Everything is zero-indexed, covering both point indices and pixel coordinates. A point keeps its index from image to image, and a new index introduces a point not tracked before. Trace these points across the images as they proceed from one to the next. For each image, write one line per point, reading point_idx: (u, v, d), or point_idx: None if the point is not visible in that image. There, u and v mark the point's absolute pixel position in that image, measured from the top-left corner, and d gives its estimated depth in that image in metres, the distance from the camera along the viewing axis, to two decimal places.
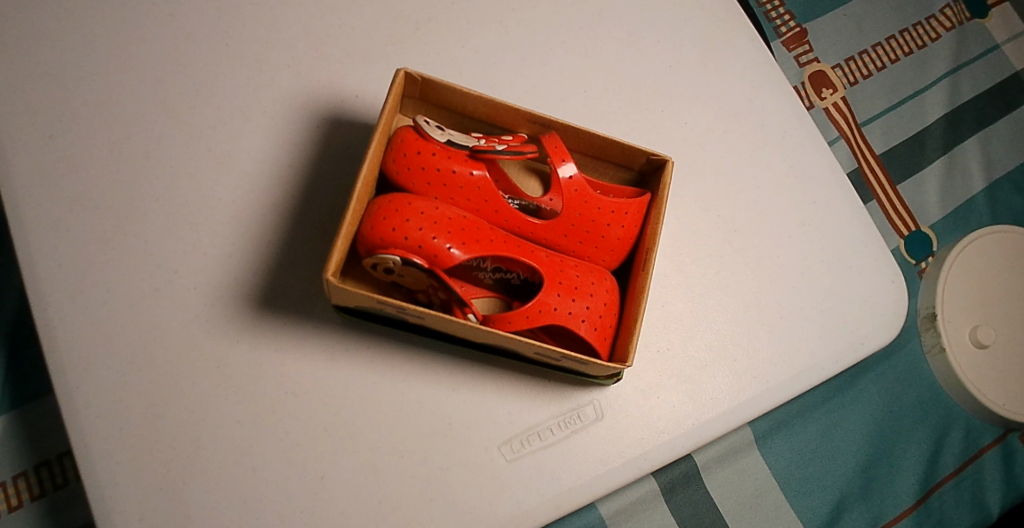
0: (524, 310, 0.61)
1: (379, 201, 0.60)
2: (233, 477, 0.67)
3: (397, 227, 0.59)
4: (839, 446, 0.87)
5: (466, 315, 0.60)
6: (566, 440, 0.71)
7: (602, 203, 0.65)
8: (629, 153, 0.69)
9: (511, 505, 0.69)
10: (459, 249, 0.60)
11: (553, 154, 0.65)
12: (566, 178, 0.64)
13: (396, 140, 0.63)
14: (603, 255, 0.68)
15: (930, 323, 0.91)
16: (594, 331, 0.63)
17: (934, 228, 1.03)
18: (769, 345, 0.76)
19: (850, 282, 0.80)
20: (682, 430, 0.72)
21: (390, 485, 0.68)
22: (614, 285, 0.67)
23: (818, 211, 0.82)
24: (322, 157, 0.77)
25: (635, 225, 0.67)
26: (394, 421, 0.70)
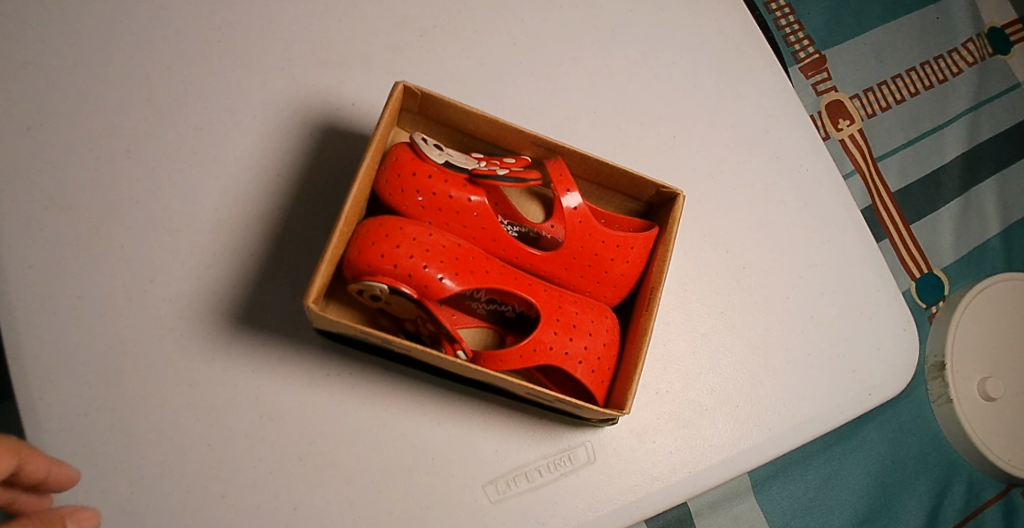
0: (518, 348, 0.57)
1: (369, 224, 0.56)
2: (198, 504, 0.63)
3: (386, 253, 0.55)
4: (838, 496, 0.83)
5: (455, 351, 0.56)
6: (555, 482, 0.67)
7: (608, 236, 0.61)
8: (637, 184, 0.65)
9: None
10: (452, 280, 0.56)
11: (558, 182, 0.61)
12: (571, 208, 0.60)
13: (390, 159, 0.59)
14: (604, 291, 0.64)
15: (939, 372, 0.87)
16: (590, 374, 0.60)
17: (947, 270, 0.99)
18: (773, 391, 0.72)
19: (862, 328, 0.76)
20: (678, 478, 0.68)
21: (366, 521, 0.64)
22: (614, 323, 0.63)
23: (831, 251, 0.78)
24: (314, 166, 0.73)
25: (640, 261, 0.63)
26: (374, 453, 0.66)
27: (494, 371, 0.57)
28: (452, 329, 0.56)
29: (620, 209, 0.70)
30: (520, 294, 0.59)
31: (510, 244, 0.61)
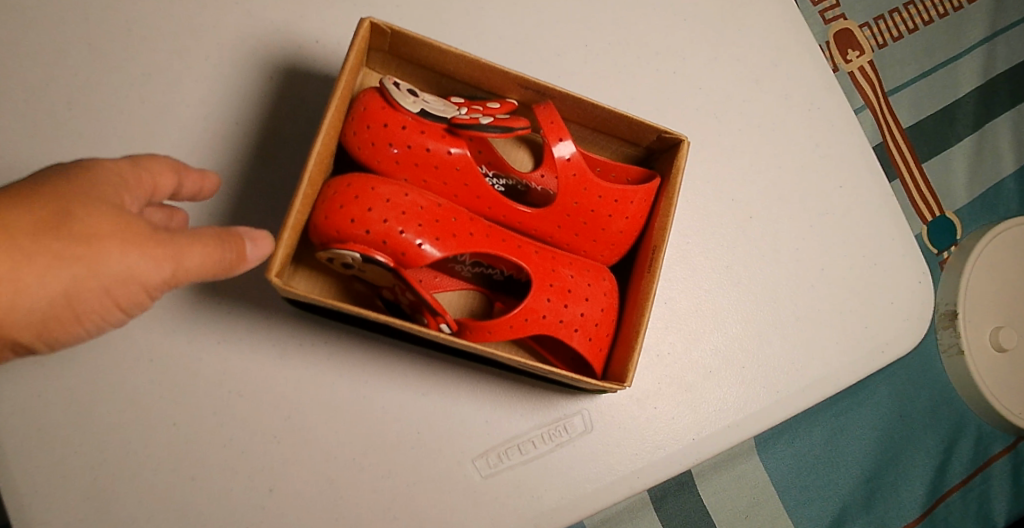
0: (509, 319, 0.52)
1: (336, 185, 0.50)
2: (168, 487, 0.59)
3: (357, 218, 0.48)
4: (843, 452, 0.81)
5: (438, 324, 0.51)
6: (551, 454, 0.63)
7: (605, 190, 0.55)
8: (636, 128, 0.58)
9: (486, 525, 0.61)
10: (433, 245, 0.50)
11: (548, 129, 0.53)
12: (563, 159, 0.53)
13: (358, 108, 0.51)
14: (601, 250, 0.58)
15: (950, 321, 0.83)
16: (587, 342, 0.55)
17: (959, 213, 0.94)
18: (781, 350, 0.68)
19: (875, 280, 0.71)
20: (680, 446, 0.64)
21: (349, 500, 0.60)
22: (613, 285, 0.58)
23: (843, 199, 0.72)
24: (274, 114, 0.65)
25: (640, 215, 0.57)
26: (355, 428, 0.61)
27: (482, 344, 0.52)
28: (434, 300, 0.50)
29: (618, 155, 0.64)
30: (508, 258, 0.53)
31: (497, 202, 0.54)
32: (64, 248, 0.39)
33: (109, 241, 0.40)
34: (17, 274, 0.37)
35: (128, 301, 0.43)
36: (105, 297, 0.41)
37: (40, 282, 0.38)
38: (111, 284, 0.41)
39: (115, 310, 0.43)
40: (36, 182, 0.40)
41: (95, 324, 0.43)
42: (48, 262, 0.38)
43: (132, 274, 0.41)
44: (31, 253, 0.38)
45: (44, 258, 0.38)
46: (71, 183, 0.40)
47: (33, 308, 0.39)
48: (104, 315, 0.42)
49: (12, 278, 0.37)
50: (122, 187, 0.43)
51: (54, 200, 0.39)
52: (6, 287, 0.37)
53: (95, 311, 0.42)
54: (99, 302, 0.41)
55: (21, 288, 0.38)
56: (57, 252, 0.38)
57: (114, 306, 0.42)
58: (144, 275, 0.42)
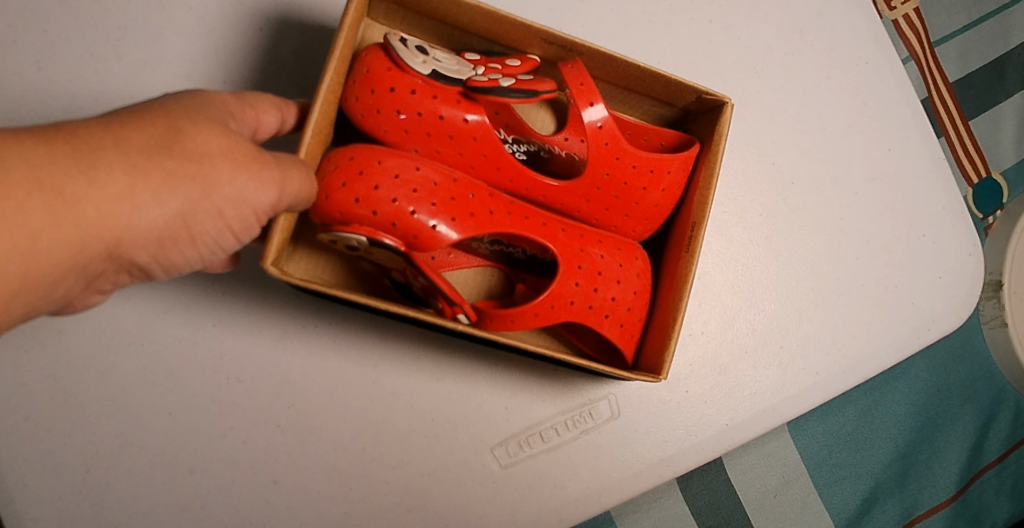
0: (533, 307, 0.46)
1: (338, 158, 0.44)
2: (165, 480, 0.53)
3: (362, 197, 0.43)
4: (877, 428, 0.78)
5: (454, 314, 0.46)
6: (576, 441, 0.59)
7: (640, 160, 0.49)
8: (673, 88, 0.52)
9: (508, 517, 0.57)
10: (448, 226, 0.45)
11: (577, 92, 0.47)
12: (594, 126, 0.47)
13: (360, 69, 0.45)
14: (634, 226, 0.52)
15: (994, 292, 0.78)
16: (618, 329, 0.50)
17: (1006, 174, 0.87)
18: (821, 328, 0.63)
19: (924, 252, 0.66)
20: (713, 431, 0.60)
21: (359, 493, 0.55)
22: (646, 264, 0.52)
23: (892, 162, 0.66)
24: (266, 71, 0.58)
25: (678, 187, 0.51)
26: (364, 416, 0.56)
27: (504, 333, 0.47)
28: (450, 288, 0.45)
29: (649, 116, 0.57)
30: (532, 238, 0.48)
31: (519, 174, 0.48)
32: (174, 164, 0.35)
33: (218, 158, 0.36)
34: (131, 189, 0.33)
35: (237, 226, 0.39)
36: (216, 220, 0.37)
37: (153, 199, 0.34)
38: (221, 204, 0.37)
39: (224, 237, 0.39)
40: (137, 107, 0.36)
41: (205, 251, 0.39)
42: (161, 178, 0.34)
43: (242, 194, 0.37)
44: (144, 167, 0.34)
45: (156, 175, 0.34)
46: (173, 105, 0.37)
47: (146, 229, 0.35)
48: (217, 239, 0.38)
49: (125, 194, 0.33)
50: (221, 114, 0.40)
51: (160, 119, 0.36)
52: (120, 204, 0.33)
53: (208, 234, 0.38)
54: (211, 223, 0.37)
55: (135, 206, 0.34)
56: (169, 168, 0.35)
57: (225, 231, 0.38)
58: (253, 197, 0.38)
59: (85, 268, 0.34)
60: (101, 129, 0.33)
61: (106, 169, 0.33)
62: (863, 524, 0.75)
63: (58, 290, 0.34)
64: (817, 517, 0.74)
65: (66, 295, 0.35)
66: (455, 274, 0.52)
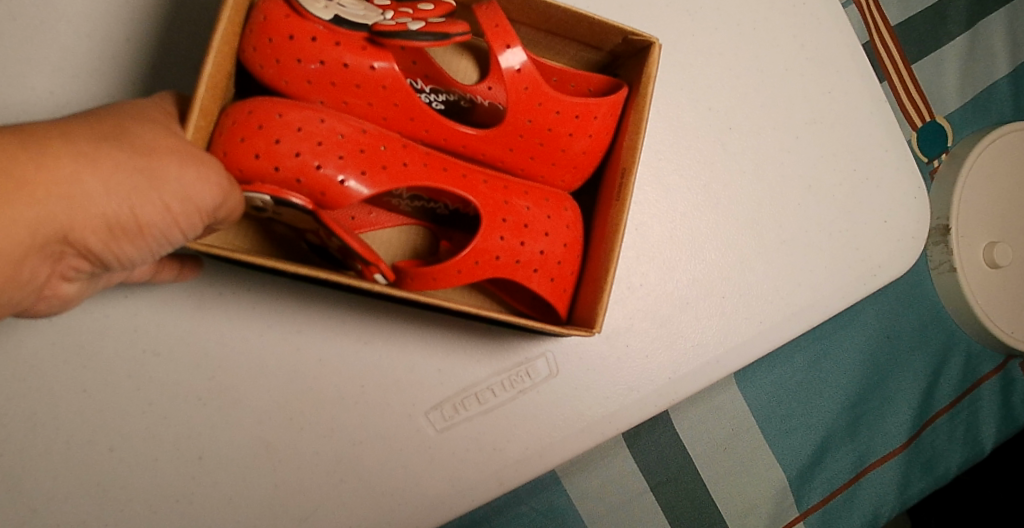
0: (456, 263, 0.44)
1: (234, 113, 0.40)
2: (82, 461, 0.51)
3: (262, 153, 0.39)
4: (828, 377, 0.78)
5: (372, 277, 0.42)
6: (514, 400, 0.57)
7: (563, 105, 0.46)
8: (597, 29, 0.50)
9: (448, 481, 0.55)
10: (359, 182, 0.41)
11: (493, 35, 0.45)
12: (513, 71, 0.45)
13: (257, 16, 0.41)
14: (561, 175, 0.50)
15: (942, 236, 0.78)
16: (549, 283, 0.48)
17: (949, 119, 0.87)
18: (764, 276, 0.62)
19: (865, 196, 0.65)
20: (655, 387, 0.59)
21: (291, 465, 0.53)
22: (576, 215, 0.51)
23: (832, 104, 0.65)
24: (172, 15, 0.53)
25: (605, 133, 0.49)
26: (292, 385, 0.54)
27: (427, 292, 0.45)
28: (365, 246, 0.41)
29: (575, 61, 0.56)
30: (452, 191, 0.45)
31: (435, 123, 0.46)
32: (121, 158, 0.33)
33: (165, 154, 0.34)
34: (79, 176, 0.31)
35: (188, 224, 0.36)
36: (165, 214, 0.34)
37: (99, 187, 0.32)
38: (170, 197, 0.34)
39: (176, 235, 0.35)
40: (86, 117, 0.35)
41: (157, 250, 0.36)
42: (109, 167, 0.32)
43: (189, 188, 0.34)
44: (90, 157, 0.32)
45: (103, 164, 0.32)
46: (118, 114, 0.36)
47: (92, 219, 0.32)
48: (168, 236, 0.35)
49: (70, 179, 0.31)
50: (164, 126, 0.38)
51: (107, 124, 0.34)
52: (70, 190, 0.31)
53: (159, 230, 0.35)
54: (161, 219, 0.34)
55: (85, 194, 0.31)
56: (116, 160, 0.33)
57: (176, 230, 0.35)
58: (201, 190, 0.35)
59: (37, 259, 0.31)
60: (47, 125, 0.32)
61: (54, 156, 0.31)
62: (815, 474, 0.76)
63: (10, 284, 0.31)
64: (768, 470, 0.74)
65: (18, 292, 0.32)
66: (376, 233, 0.49)
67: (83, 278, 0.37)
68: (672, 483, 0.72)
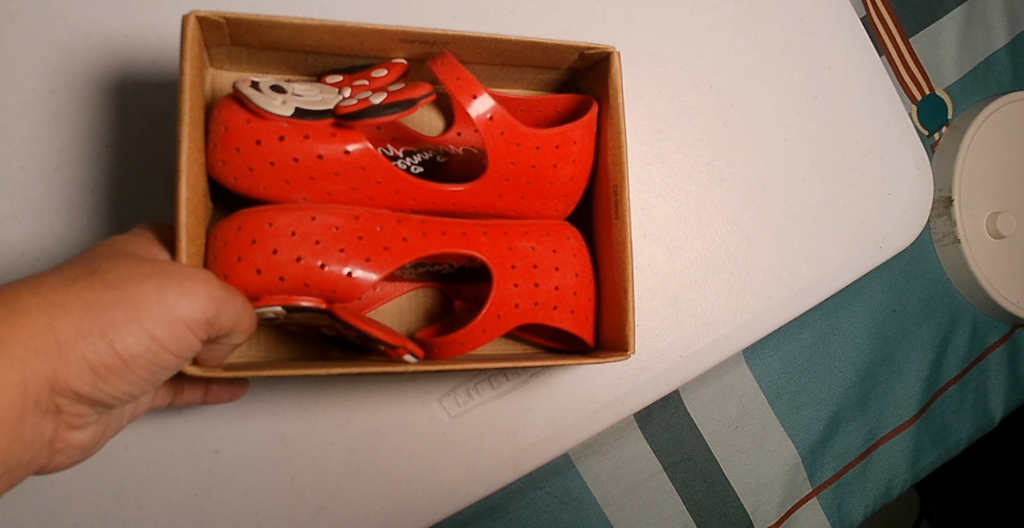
0: (477, 321, 0.41)
1: (224, 231, 0.38)
2: (30, 501, 0.44)
3: (263, 267, 0.38)
4: (836, 352, 0.76)
5: (400, 355, 0.40)
6: (528, 384, 0.50)
7: (540, 139, 0.42)
8: (552, 52, 0.45)
9: (438, 490, 0.49)
10: (365, 269, 0.40)
11: (456, 88, 0.40)
12: (484, 119, 0.41)
13: (216, 129, 0.39)
14: (554, 205, 0.46)
15: (945, 209, 0.77)
16: (571, 316, 0.44)
17: (949, 91, 0.85)
18: (771, 253, 0.56)
19: (869, 172, 0.59)
20: (666, 366, 0.52)
21: (265, 495, 0.47)
22: (580, 240, 0.46)
23: (832, 80, 0.59)
24: (119, 27, 0.47)
25: (588, 154, 0.45)
26: (265, 405, 0.47)
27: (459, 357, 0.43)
28: (387, 331, 0.39)
29: (538, 85, 0.51)
30: (458, 253, 0.43)
31: (421, 190, 0.42)
32: (95, 295, 0.31)
33: (142, 278, 0.32)
34: (53, 325, 0.30)
35: (178, 345, 0.33)
36: (149, 342, 0.32)
37: (76, 331, 0.30)
38: (151, 324, 0.32)
39: (167, 358, 0.33)
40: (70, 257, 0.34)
41: (151, 375, 0.34)
42: (83, 309, 0.30)
43: (171, 309, 0.32)
44: (62, 302, 0.30)
45: (77, 307, 0.30)
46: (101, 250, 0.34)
47: (73, 364, 0.31)
48: (158, 361, 0.33)
49: (43, 332, 0.29)
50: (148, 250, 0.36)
51: (85, 263, 0.33)
52: (46, 341, 0.30)
53: (147, 358, 0.33)
54: (148, 347, 0.32)
55: (62, 342, 0.30)
56: (89, 299, 0.31)
57: (167, 354, 0.33)
58: (185, 309, 0.32)
59: (30, 417, 0.31)
60: (20, 279, 0.30)
61: (25, 309, 0.29)
62: (826, 449, 0.73)
63: (12, 446, 0.31)
64: (781, 447, 0.71)
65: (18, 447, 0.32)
66: (386, 307, 0.48)
67: (94, 420, 0.38)
68: (685, 463, 0.69)
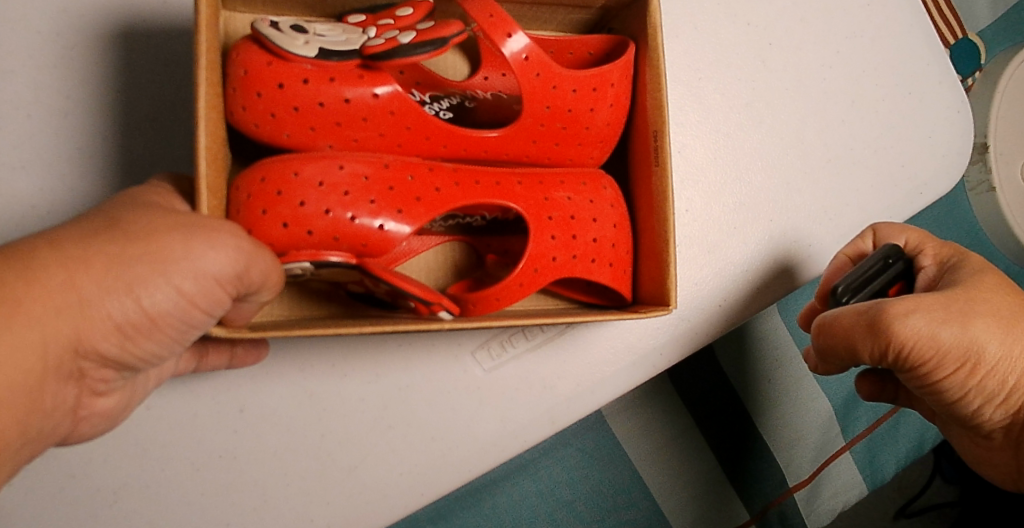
0: (515, 277, 0.39)
1: (248, 182, 0.36)
2: (57, 462, 0.43)
3: (290, 220, 0.36)
4: None
5: (435, 312, 0.38)
6: (563, 335, 0.49)
7: (578, 81, 0.40)
8: None
9: (473, 448, 0.48)
10: (397, 221, 0.37)
11: (489, 26, 0.37)
12: (519, 59, 0.38)
13: (237, 71, 0.36)
14: (590, 153, 0.43)
15: (981, 155, 0.74)
16: (610, 270, 0.42)
17: (983, 34, 0.81)
18: (811, 199, 0.53)
19: (913, 113, 0.56)
20: (706, 317, 0.50)
21: (295, 454, 0.46)
22: (617, 190, 0.44)
23: (874, 16, 0.56)
24: None
25: (625, 98, 0.43)
26: (293, 365, 0.46)
27: (493, 313, 0.40)
28: (422, 288, 0.37)
29: (566, 28, 0.48)
30: (492, 203, 0.40)
31: (452, 137, 0.40)
32: (118, 250, 0.29)
33: (167, 232, 0.30)
34: (74, 283, 0.28)
35: (207, 302, 0.31)
36: (176, 298, 0.30)
37: (98, 287, 0.28)
38: (178, 279, 0.30)
39: (195, 317, 0.31)
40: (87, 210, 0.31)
41: (178, 335, 0.32)
42: (105, 265, 0.28)
43: (198, 263, 0.30)
44: (83, 258, 0.28)
45: (98, 263, 0.28)
46: (118, 202, 0.32)
47: (97, 324, 0.29)
48: (186, 320, 0.31)
49: (65, 289, 0.28)
50: (167, 201, 0.34)
51: (102, 215, 0.30)
52: (68, 299, 0.28)
53: (174, 317, 0.31)
54: (176, 305, 0.30)
55: (85, 300, 0.28)
56: (112, 254, 0.29)
57: (195, 312, 0.31)
58: (212, 263, 0.30)
59: (52, 381, 0.29)
60: (37, 236, 0.28)
61: (44, 267, 0.27)
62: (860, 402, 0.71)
63: (38, 414, 0.30)
64: (812, 400, 0.70)
65: (46, 415, 0.31)
66: (414, 261, 0.45)
67: (119, 386, 0.36)
68: (717, 417, 0.68)
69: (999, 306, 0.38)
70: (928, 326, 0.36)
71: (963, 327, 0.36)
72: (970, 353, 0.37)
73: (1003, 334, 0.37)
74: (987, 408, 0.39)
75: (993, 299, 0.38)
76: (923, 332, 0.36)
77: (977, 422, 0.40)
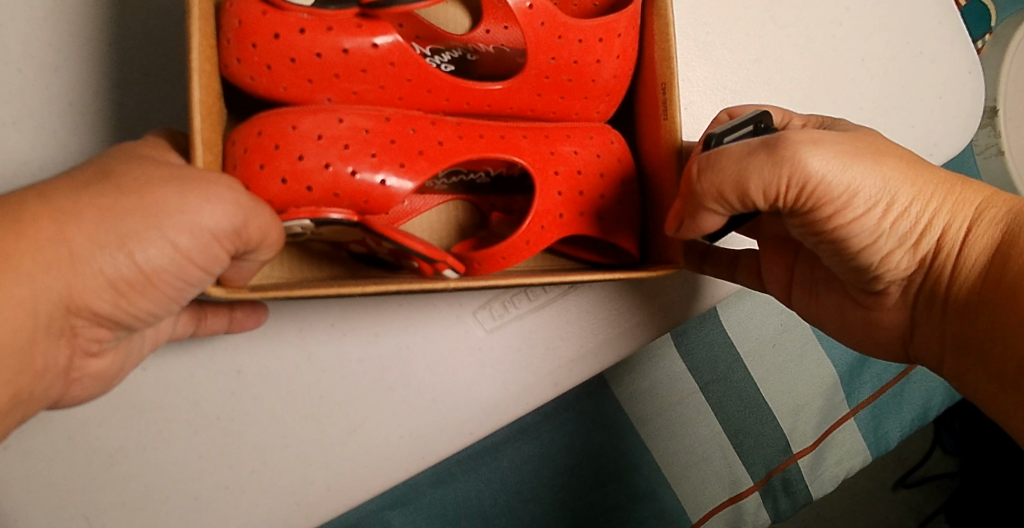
0: (521, 235, 0.38)
1: (244, 136, 0.35)
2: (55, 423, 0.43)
3: (289, 176, 0.35)
4: None
5: (439, 270, 0.37)
6: (567, 295, 0.48)
7: (583, 30, 0.38)
8: None
9: (475, 410, 0.47)
10: (399, 175, 0.36)
11: None
12: (524, 8, 0.37)
13: (230, 21, 0.35)
14: (596, 107, 0.42)
15: (989, 119, 0.73)
16: (615, 227, 0.42)
17: None
18: None
19: (924, 72, 0.55)
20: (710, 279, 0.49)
21: (296, 417, 0.45)
22: (623, 144, 0.43)
23: None
24: None
25: (632, 49, 0.41)
26: (292, 326, 0.45)
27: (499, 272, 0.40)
28: (425, 245, 0.36)
29: None
30: (496, 158, 0.39)
31: (455, 89, 0.39)
32: (110, 203, 0.28)
33: (160, 184, 0.29)
34: (65, 236, 0.27)
35: (202, 260, 0.30)
36: (171, 253, 0.29)
37: (89, 241, 0.28)
38: (173, 233, 0.29)
39: (191, 274, 0.30)
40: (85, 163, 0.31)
41: (176, 294, 0.31)
42: (96, 218, 0.28)
43: (192, 216, 0.29)
44: (74, 211, 0.28)
45: (89, 216, 0.28)
46: (115, 155, 0.31)
47: (90, 280, 0.28)
48: (183, 277, 0.30)
49: (55, 243, 0.27)
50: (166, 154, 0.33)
51: (97, 167, 0.30)
52: (59, 253, 0.27)
53: (170, 274, 0.30)
54: (171, 261, 0.29)
55: (76, 254, 0.28)
56: (104, 206, 0.28)
57: (192, 270, 0.30)
58: (208, 217, 0.29)
59: (46, 338, 0.29)
60: (31, 189, 0.28)
61: (34, 220, 0.27)
62: (864, 370, 0.70)
63: (31, 371, 0.29)
64: (816, 366, 0.69)
65: (41, 372, 0.30)
66: (416, 220, 0.45)
67: (112, 347, 0.36)
68: (721, 383, 0.68)
69: (902, 149, 0.33)
70: (835, 159, 0.31)
71: (874, 166, 0.32)
72: (882, 193, 0.32)
73: (911, 172, 0.33)
74: (895, 255, 0.35)
75: (887, 139, 0.34)
76: (829, 166, 0.31)
77: (881, 272, 0.36)
